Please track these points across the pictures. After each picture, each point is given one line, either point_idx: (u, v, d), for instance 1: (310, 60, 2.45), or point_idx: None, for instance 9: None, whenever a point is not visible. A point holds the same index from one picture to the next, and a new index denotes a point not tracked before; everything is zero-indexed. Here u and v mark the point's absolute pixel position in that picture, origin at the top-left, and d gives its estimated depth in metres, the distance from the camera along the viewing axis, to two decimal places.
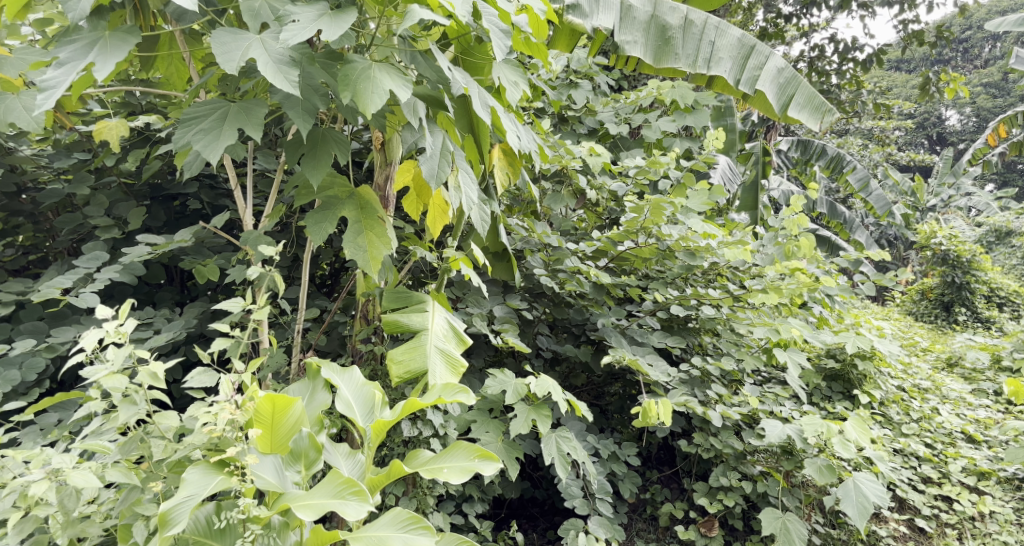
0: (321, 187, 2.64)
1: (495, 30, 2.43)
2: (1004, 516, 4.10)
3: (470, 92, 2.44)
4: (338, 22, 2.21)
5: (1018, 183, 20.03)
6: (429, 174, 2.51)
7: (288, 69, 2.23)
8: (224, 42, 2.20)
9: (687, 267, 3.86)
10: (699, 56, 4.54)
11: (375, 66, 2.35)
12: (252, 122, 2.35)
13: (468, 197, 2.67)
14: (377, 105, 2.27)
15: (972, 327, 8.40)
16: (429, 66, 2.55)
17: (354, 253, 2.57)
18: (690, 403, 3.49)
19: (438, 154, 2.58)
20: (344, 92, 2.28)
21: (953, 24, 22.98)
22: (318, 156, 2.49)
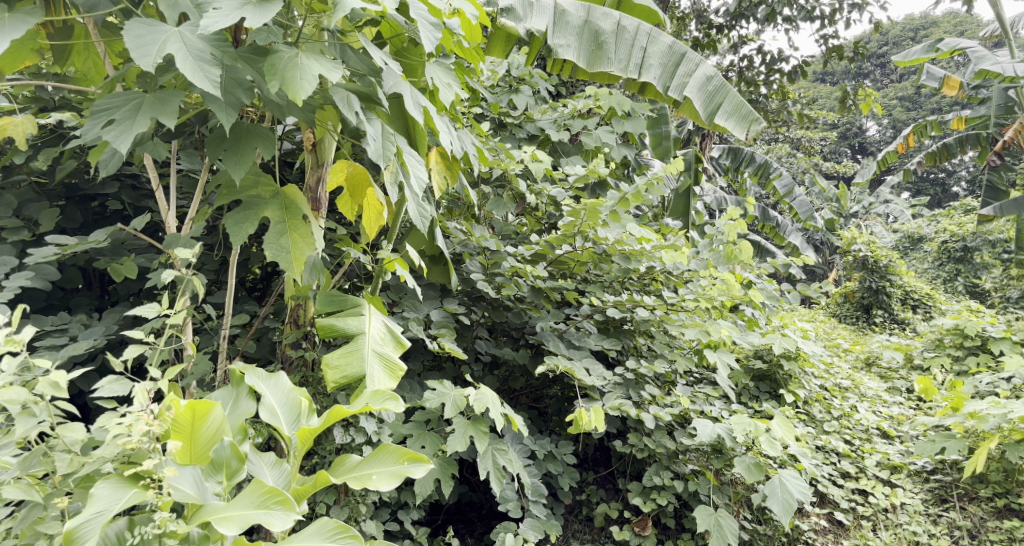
0: (242, 185, 2.37)
1: (423, 22, 2.17)
2: (913, 507, 3.97)
3: (407, 83, 2.20)
4: (263, 10, 1.91)
5: (930, 191, 20.90)
6: (376, 156, 2.22)
7: (210, 67, 1.93)
8: (139, 35, 1.89)
9: (623, 271, 3.68)
10: (632, 61, 3.95)
11: (303, 54, 2.08)
12: (168, 110, 2.02)
13: (417, 179, 2.39)
14: (308, 92, 2.00)
15: (889, 326, 8.50)
16: (359, 62, 2.31)
17: (275, 253, 2.31)
18: (625, 407, 3.33)
19: (381, 136, 2.28)
20: (271, 82, 2.00)
21: (870, 40, 23.88)
22: (241, 151, 2.21)
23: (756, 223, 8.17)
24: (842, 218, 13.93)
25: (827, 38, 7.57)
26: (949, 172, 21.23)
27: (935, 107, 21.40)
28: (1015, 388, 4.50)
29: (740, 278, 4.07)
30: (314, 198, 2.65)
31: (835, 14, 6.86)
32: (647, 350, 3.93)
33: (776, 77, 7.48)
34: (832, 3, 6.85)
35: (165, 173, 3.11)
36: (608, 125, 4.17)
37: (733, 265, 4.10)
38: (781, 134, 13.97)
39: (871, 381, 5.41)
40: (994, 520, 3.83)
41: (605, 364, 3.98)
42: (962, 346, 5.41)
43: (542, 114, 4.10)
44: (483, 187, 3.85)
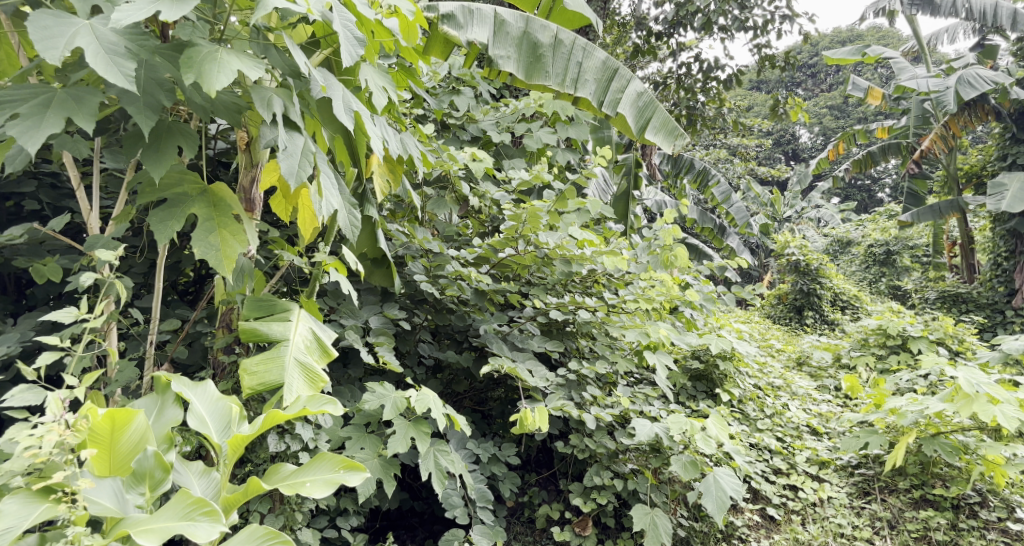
0: (165, 182, 2.29)
1: (346, 35, 2.18)
2: (840, 501, 4.13)
3: (329, 91, 2.19)
4: (180, 4, 1.86)
5: (858, 197, 21.78)
6: (288, 172, 2.18)
7: (124, 60, 1.88)
8: (45, 26, 1.82)
9: (565, 274, 3.71)
10: (569, 76, 3.91)
11: (224, 50, 2.04)
12: (85, 112, 1.95)
13: (328, 204, 2.32)
14: (223, 84, 1.95)
15: (819, 327, 8.83)
16: (283, 61, 2.25)
17: (204, 251, 2.24)
18: (567, 407, 3.36)
19: (299, 151, 2.24)
20: (186, 73, 1.94)
21: (801, 51, 24.74)
22: (162, 150, 2.15)
23: (695, 227, 8.37)
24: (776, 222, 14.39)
25: (760, 48, 7.80)
26: (874, 178, 22.21)
27: (861, 116, 22.33)
28: (932, 385, 4.74)
29: (679, 280, 4.15)
30: (249, 199, 2.59)
31: (767, 25, 7.08)
32: (589, 351, 3.97)
33: (713, 85, 7.67)
34: (764, 14, 7.07)
35: (87, 172, 2.98)
36: (551, 129, 4.19)
37: (671, 268, 4.19)
38: (719, 141, 14.35)
39: (802, 381, 5.61)
40: (912, 511, 4.02)
41: (548, 366, 4.01)
42: (884, 345, 5.66)
43: (484, 116, 4.10)
44: (425, 188, 3.81)
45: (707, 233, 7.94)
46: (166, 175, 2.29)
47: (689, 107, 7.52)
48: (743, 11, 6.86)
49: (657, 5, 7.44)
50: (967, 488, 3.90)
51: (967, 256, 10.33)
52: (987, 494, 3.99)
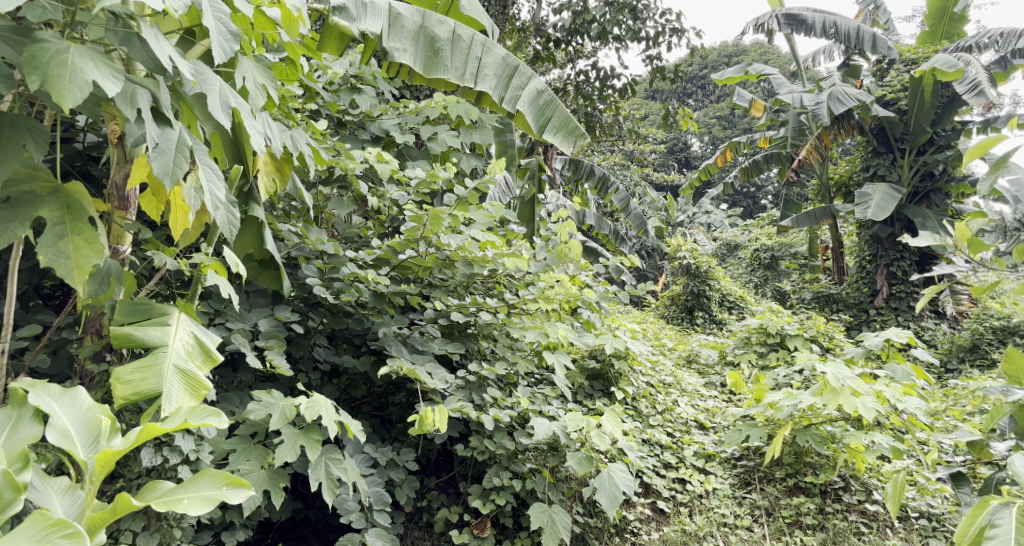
0: (12, 179, 2.12)
1: (219, 30, 2.13)
2: (723, 492, 4.34)
3: (201, 85, 2.13)
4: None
5: (744, 204, 22.97)
6: (162, 171, 2.09)
7: None
8: None
9: (467, 275, 3.68)
10: (468, 69, 3.76)
11: (75, 49, 1.95)
12: None
13: (213, 196, 2.26)
14: (76, 98, 1.88)
15: (709, 327, 9.28)
16: (144, 52, 2.13)
17: (51, 258, 2.08)
18: (466, 409, 3.35)
19: (173, 147, 2.16)
20: (31, 77, 1.85)
21: (690, 64, 25.85)
22: (4, 147, 1.99)
23: (594, 231, 8.58)
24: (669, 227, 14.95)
25: (652, 59, 8.08)
26: (757, 186, 23.47)
27: (746, 127, 23.60)
28: (805, 380, 5.07)
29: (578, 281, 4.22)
30: (122, 197, 2.44)
31: (658, 37, 7.36)
32: (490, 353, 3.97)
33: (609, 93, 7.89)
34: (656, 26, 7.34)
35: None
36: (453, 131, 4.10)
37: (571, 269, 4.27)
38: (617, 147, 14.79)
39: (691, 377, 5.86)
40: (786, 498, 4.28)
41: (450, 369, 3.99)
42: (765, 343, 6.01)
43: (383, 113, 3.97)
44: (322, 187, 3.68)
45: (604, 237, 8.16)
46: (13, 172, 2.12)
47: (586, 114, 7.70)
48: (636, 22, 7.08)
49: (555, 12, 7.55)
50: (833, 474, 4.21)
51: (838, 259, 11.11)
52: (850, 480, 4.31)
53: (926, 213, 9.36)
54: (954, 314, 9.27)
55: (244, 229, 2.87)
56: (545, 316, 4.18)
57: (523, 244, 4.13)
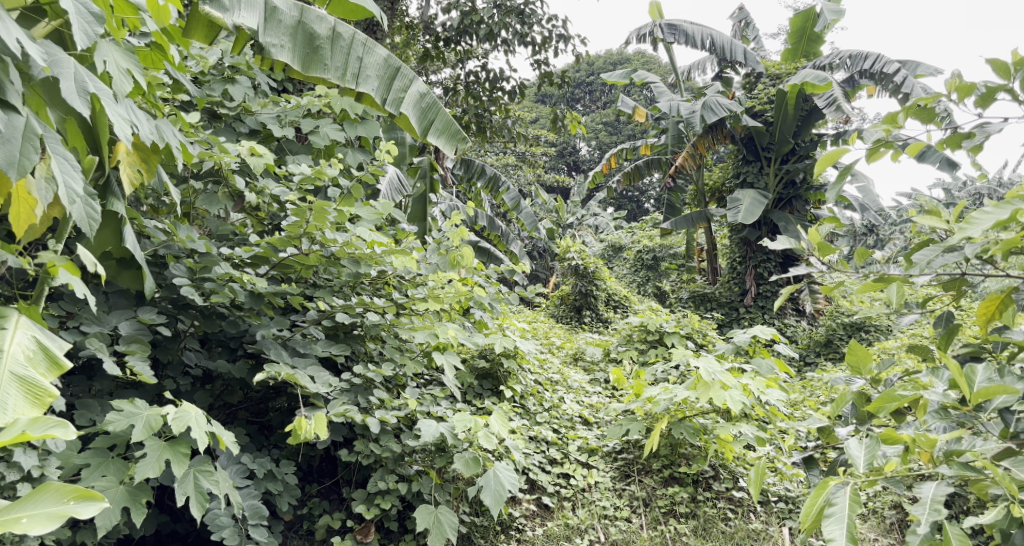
0: None
1: (80, 13, 2.08)
2: (604, 484, 4.49)
3: (54, 71, 2.00)
4: None
5: (629, 207, 23.75)
6: (7, 162, 1.94)
7: None
8: None
9: (353, 275, 3.58)
10: (349, 70, 3.67)
11: None
12: None
13: (69, 188, 2.14)
14: None
15: (596, 326, 9.58)
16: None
17: None
18: (351, 412, 3.26)
19: (20, 135, 2.00)
20: None
21: (577, 70, 26.48)
22: None
23: (485, 231, 8.62)
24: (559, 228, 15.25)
25: (541, 63, 8.20)
26: (641, 191, 24.34)
27: (630, 133, 24.46)
28: (681, 376, 5.33)
29: (469, 280, 4.23)
30: None
31: (545, 42, 7.48)
32: (376, 355, 3.90)
33: (498, 95, 7.94)
34: (542, 31, 7.47)
35: None
36: (337, 125, 3.97)
37: (461, 270, 4.28)
38: (508, 148, 14.91)
39: (576, 374, 6.02)
40: (662, 488, 4.49)
41: (334, 372, 3.87)
42: (645, 340, 6.25)
43: (262, 108, 3.79)
44: (193, 181, 3.46)
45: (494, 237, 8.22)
46: None
47: (476, 114, 7.71)
48: (524, 27, 7.15)
49: (445, 11, 7.50)
50: (704, 464, 4.45)
51: (713, 260, 11.79)
52: (719, 469, 4.58)
53: (789, 219, 10.09)
54: (812, 311, 10.06)
55: (101, 225, 2.65)
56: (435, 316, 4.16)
57: (413, 244, 4.08)
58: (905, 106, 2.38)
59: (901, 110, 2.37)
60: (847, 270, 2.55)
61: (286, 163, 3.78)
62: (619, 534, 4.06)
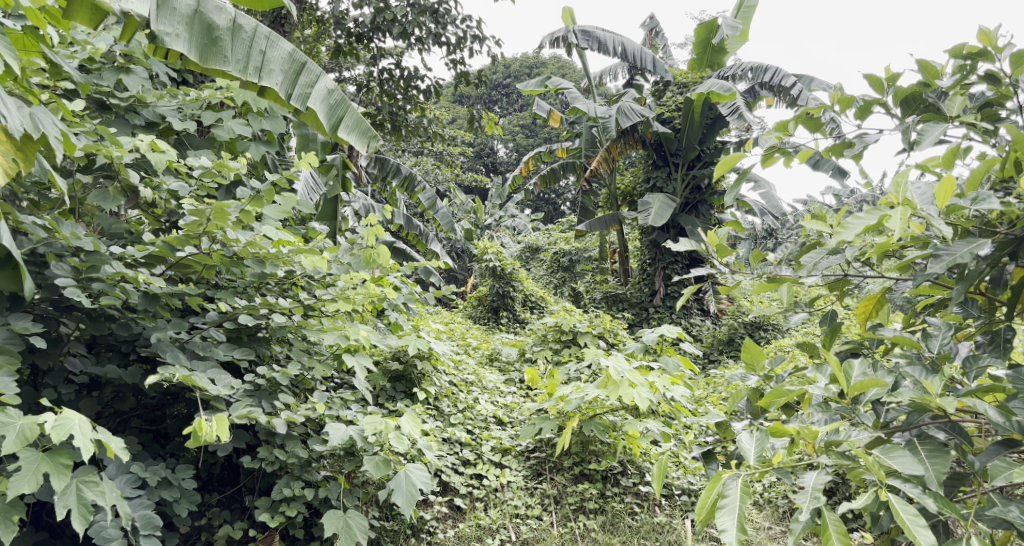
0: None
1: None
2: (517, 484, 4.52)
3: None
4: None
5: (546, 209, 24.04)
6: None
7: None
8: None
9: (258, 275, 3.46)
10: (251, 63, 3.56)
11: None
12: None
13: None
14: None
15: (512, 326, 9.65)
16: None
17: None
18: (254, 415, 3.15)
19: None
20: None
21: (494, 72, 26.56)
22: None
23: (401, 230, 8.53)
24: (477, 229, 15.24)
25: (457, 63, 8.18)
26: (558, 193, 24.65)
27: (547, 136, 24.75)
28: (593, 375, 5.43)
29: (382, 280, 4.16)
30: None
31: (460, 42, 7.47)
32: (282, 358, 3.78)
33: (413, 93, 7.84)
34: (457, 32, 7.44)
35: None
36: (240, 119, 3.82)
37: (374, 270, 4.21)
38: (425, 148, 14.78)
39: (491, 374, 6.03)
40: (573, 485, 4.57)
41: (236, 376, 3.73)
42: (559, 340, 6.33)
43: (158, 100, 3.60)
44: (79, 175, 3.24)
45: (411, 237, 8.12)
46: None
47: (390, 112, 7.59)
48: (438, 26, 7.09)
49: (357, 6, 7.34)
50: (613, 461, 4.57)
51: (624, 261, 12.10)
52: (627, 464, 4.72)
53: (695, 222, 10.47)
54: (715, 311, 10.48)
55: None
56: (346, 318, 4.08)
57: (323, 243, 3.98)
58: (795, 114, 2.51)
59: (791, 118, 2.50)
60: (743, 271, 2.65)
61: (185, 157, 3.61)
62: (529, 533, 4.09)
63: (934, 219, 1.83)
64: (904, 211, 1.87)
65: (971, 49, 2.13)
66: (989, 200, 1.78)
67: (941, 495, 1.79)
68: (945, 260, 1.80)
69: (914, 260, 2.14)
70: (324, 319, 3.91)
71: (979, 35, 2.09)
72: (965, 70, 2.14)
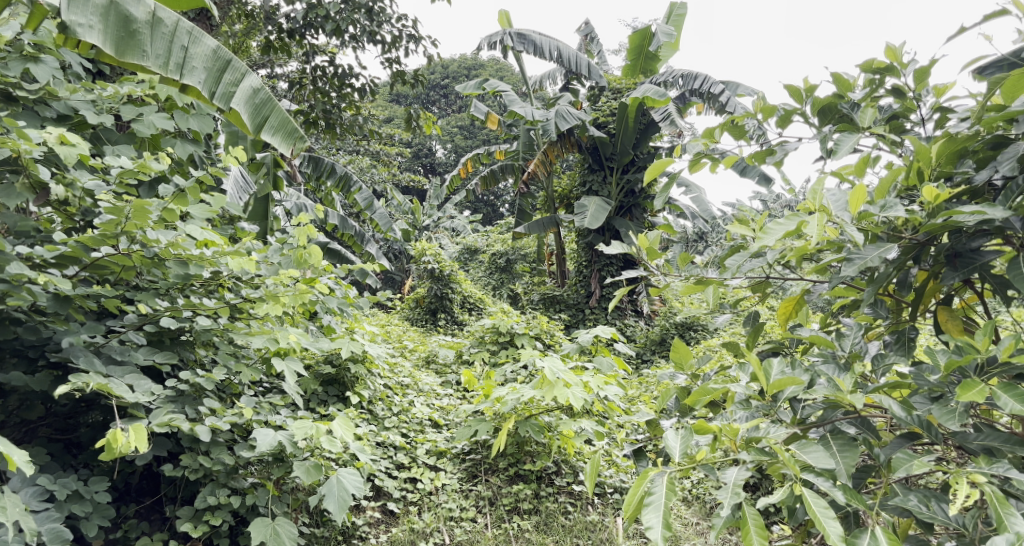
0: None
1: None
2: (452, 486, 4.51)
3: None
4: None
5: (485, 210, 24.07)
6: None
7: None
8: None
9: (182, 277, 3.34)
10: (172, 59, 3.43)
11: None
12: None
13: None
14: None
15: (450, 328, 9.61)
16: None
17: None
18: (176, 422, 3.03)
19: None
20: None
21: (432, 72, 26.43)
22: None
23: (336, 231, 8.38)
24: (416, 230, 15.12)
25: (393, 62, 8.10)
26: (496, 194, 24.70)
27: (486, 138, 24.76)
28: (529, 376, 5.46)
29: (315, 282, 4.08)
30: None
31: (395, 41, 7.41)
32: (208, 363, 3.66)
33: (348, 91, 7.71)
34: (392, 31, 7.37)
35: None
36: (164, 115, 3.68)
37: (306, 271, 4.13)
38: (360, 147, 14.56)
39: (427, 377, 5.99)
40: (507, 486, 4.59)
41: (159, 381, 3.59)
42: (496, 341, 6.34)
43: (70, 93, 3.34)
44: None
45: (347, 238, 7.99)
46: None
47: (324, 110, 7.45)
48: (372, 24, 7.01)
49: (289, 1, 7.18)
50: (547, 461, 4.62)
51: (561, 263, 12.22)
52: (562, 465, 4.77)
53: (629, 225, 10.66)
54: (649, 312, 10.71)
55: None
56: (276, 321, 3.99)
57: (253, 244, 3.88)
58: (721, 122, 2.59)
59: (717, 126, 2.58)
60: (671, 273, 2.72)
61: (102, 153, 3.45)
62: (464, 535, 4.08)
63: (847, 225, 1.92)
64: (820, 216, 1.95)
65: (880, 64, 2.24)
66: (895, 208, 1.88)
67: (851, 488, 1.88)
68: (857, 263, 1.89)
69: (830, 264, 2.23)
70: (253, 322, 3.81)
71: (887, 51, 2.20)
72: (875, 83, 2.25)
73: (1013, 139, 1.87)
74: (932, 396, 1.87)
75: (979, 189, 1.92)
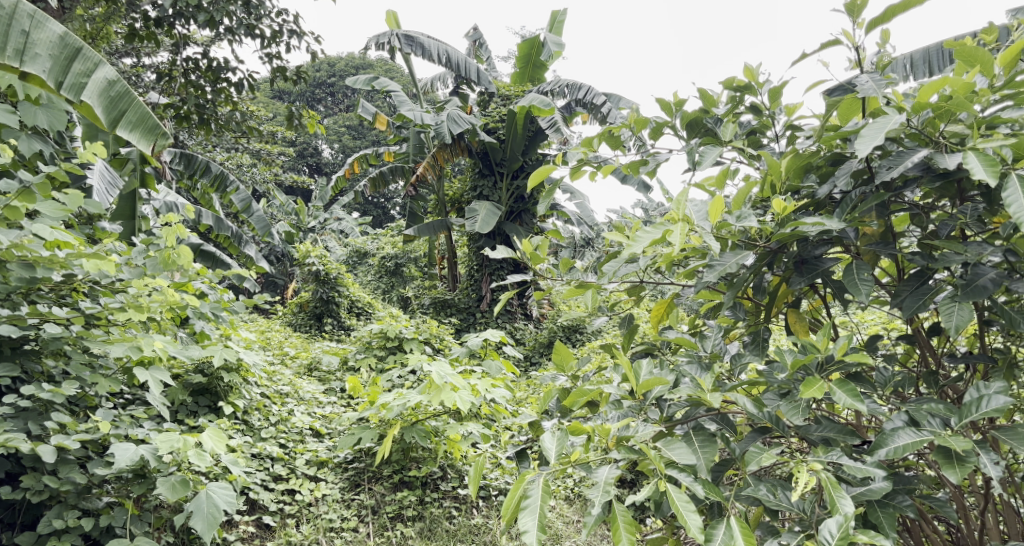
0: None
1: None
2: (332, 497, 4.39)
3: None
4: None
5: (376, 213, 23.65)
6: None
7: None
8: None
9: (27, 281, 3.06)
10: (10, 45, 3.15)
11: None
12: None
13: None
14: None
15: (337, 333, 9.36)
16: None
17: None
18: (14, 442, 2.77)
19: None
20: None
21: (318, 70, 25.66)
22: None
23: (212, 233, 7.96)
24: (302, 232, 14.62)
25: (273, 58, 7.81)
26: (387, 197, 24.32)
27: (375, 139, 24.33)
28: (415, 381, 5.41)
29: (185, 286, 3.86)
30: None
31: (276, 36, 7.14)
32: (58, 374, 3.36)
33: (224, 86, 7.34)
34: (271, 25, 7.10)
35: None
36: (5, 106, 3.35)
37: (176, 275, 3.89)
38: (240, 145, 13.90)
39: (310, 384, 5.81)
40: (391, 494, 4.51)
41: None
42: (384, 346, 6.23)
43: None
44: None
45: (224, 240, 7.62)
46: None
47: (198, 105, 7.03)
48: (249, 17, 6.75)
49: None
50: (432, 467, 4.62)
51: (452, 267, 12.17)
52: (447, 469, 4.78)
53: (518, 229, 10.80)
54: (538, 315, 10.89)
55: None
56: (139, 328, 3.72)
57: (114, 245, 3.62)
58: (599, 132, 2.66)
59: (596, 136, 2.64)
60: (553, 277, 2.76)
61: None
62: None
63: (707, 233, 2.01)
64: (682, 225, 2.04)
65: (740, 82, 2.37)
66: (749, 217, 1.99)
67: (709, 482, 1.97)
68: (718, 269, 1.99)
69: (696, 269, 2.34)
70: (113, 329, 3.54)
71: (746, 71, 2.33)
72: (735, 100, 2.39)
73: (848, 157, 2.03)
74: (781, 393, 2.00)
75: (822, 201, 2.08)
